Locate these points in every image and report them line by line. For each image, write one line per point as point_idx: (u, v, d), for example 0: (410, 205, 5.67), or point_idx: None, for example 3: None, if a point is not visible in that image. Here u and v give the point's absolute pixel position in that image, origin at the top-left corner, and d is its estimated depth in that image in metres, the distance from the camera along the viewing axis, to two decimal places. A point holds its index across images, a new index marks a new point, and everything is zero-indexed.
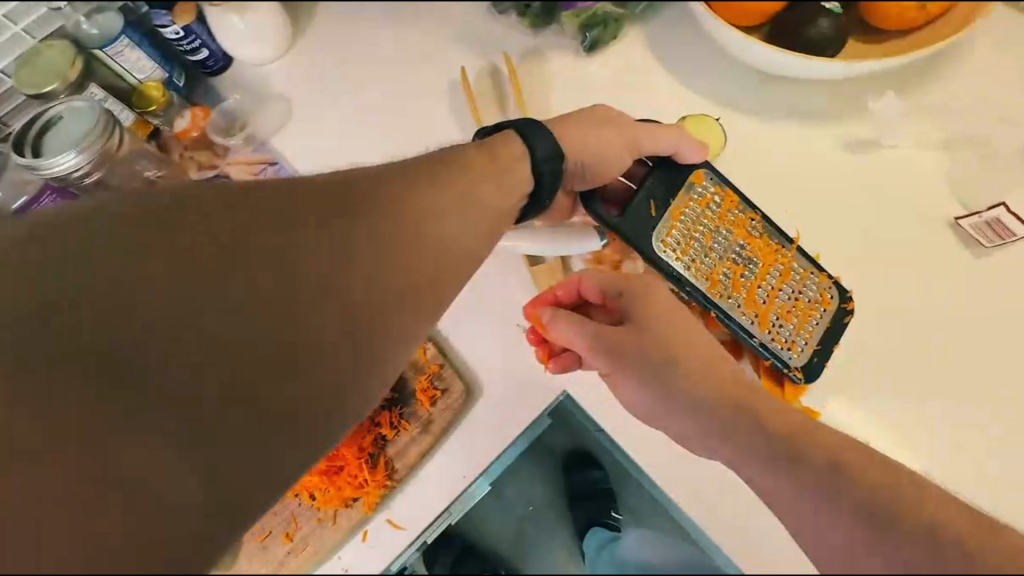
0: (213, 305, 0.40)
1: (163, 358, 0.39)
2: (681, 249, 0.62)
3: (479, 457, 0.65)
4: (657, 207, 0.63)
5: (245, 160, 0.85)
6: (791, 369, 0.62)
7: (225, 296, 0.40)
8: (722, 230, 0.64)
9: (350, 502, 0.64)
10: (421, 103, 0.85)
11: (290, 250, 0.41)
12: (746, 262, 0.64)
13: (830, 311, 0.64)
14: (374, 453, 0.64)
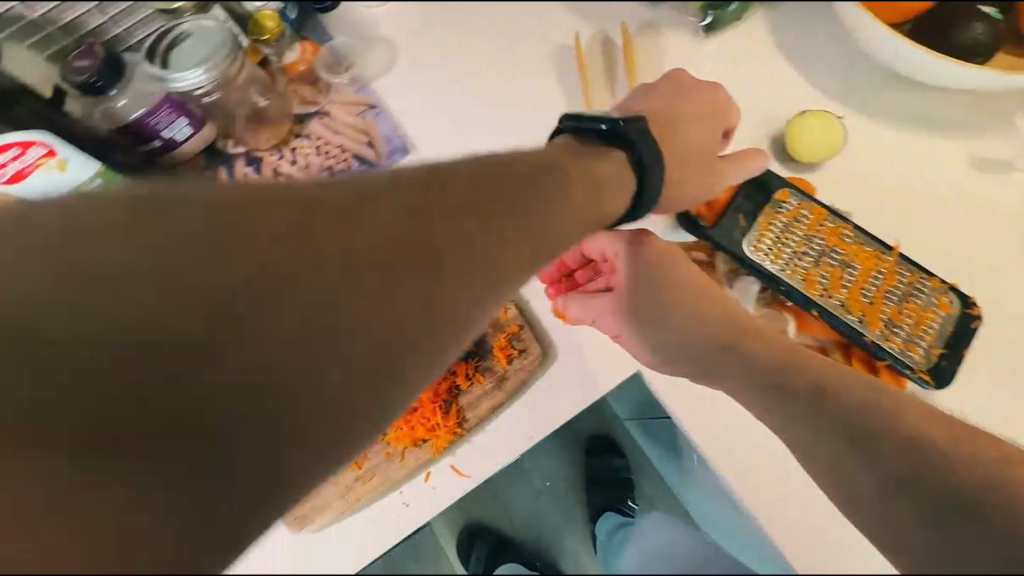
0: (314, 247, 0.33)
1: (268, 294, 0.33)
2: (773, 259, 0.61)
3: (547, 420, 0.67)
4: (746, 218, 0.62)
5: (347, 100, 0.86)
6: (916, 370, 0.58)
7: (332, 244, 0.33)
8: (813, 239, 0.61)
9: (419, 443, 0.66)
10: (526, 64, 0.84)
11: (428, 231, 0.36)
12: (844, 267, 0.60)
13: (950, 315, 0.59)
14: (448, 399, 0.66)
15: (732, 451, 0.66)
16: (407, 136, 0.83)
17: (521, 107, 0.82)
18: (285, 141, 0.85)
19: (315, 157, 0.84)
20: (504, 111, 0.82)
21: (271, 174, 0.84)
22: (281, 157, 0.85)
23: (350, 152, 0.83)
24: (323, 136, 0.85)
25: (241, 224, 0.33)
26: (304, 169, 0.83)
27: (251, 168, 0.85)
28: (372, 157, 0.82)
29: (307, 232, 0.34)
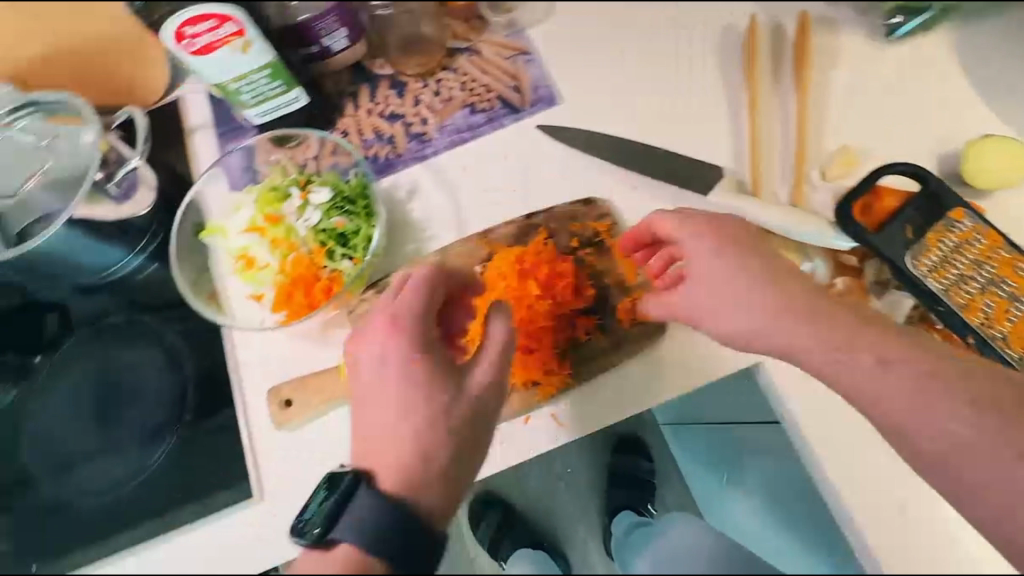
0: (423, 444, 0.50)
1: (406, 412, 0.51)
2: (936, 273, 0.59)
3: (655, 392, 0.66)
4: (913, 232, 0.61)
5: (500, 42, 0.86)
6: None
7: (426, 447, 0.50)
8: (985, 263, 0.59)
9: (528, 386, 0.65)
10: (687, 39, 0.82)
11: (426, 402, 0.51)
12: (1016, 299, 0.57)
13: None
14: (565, 350, 0.65)
15: (841, 464, 0.63)
16: (554, 88, 0.82)
17: (676, 81, 0.80)
18: (431, 71, 0.85)
19: (459, 92, 0.83)
20: (657, 82, 0.80)
21: (413, 100, 0.84)
22: (425, 86, 0.85)
23: (496, 93, 0.83)
24: (469, 72, 0.84)
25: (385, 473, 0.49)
26: (447, 102, 0.83)
27: (394, 92, 0.85)
28: (517, 102, 0.82)
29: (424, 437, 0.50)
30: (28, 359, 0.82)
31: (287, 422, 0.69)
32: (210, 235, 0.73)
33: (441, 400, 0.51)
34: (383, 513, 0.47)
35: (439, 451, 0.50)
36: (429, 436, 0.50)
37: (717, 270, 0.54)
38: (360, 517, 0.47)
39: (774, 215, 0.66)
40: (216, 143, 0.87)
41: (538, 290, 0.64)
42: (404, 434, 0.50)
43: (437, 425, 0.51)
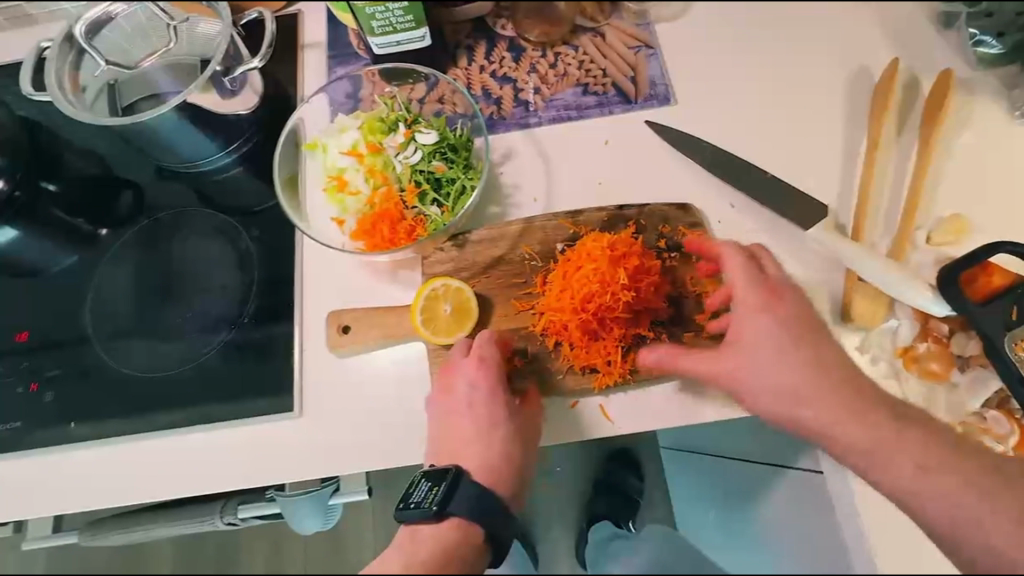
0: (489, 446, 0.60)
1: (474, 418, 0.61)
2: None
3: (709, 409, 0.65)
4: (1019, 313, 0.60)
5: (626, 30, 0.84)
6: None
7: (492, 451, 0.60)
8: None
9: (585, 370, 0.66)
10: (817, 70, 0.80)
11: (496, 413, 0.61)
12: None
13: None
14: (630, 344, 0.66)
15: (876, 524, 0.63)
16: (671, 88, 0.81)
17: (796, 110, 0.78)
18: (552, 43, 0.85)
19: (575, 69, 0.83)
20: (777, 105, 0.79)
21: (527, 67, 0.84)
22: (543, 56, 0.84)
23: (611, 79, 0.82)
24: (589, 52, 0.84)
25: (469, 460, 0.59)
26: (561, 77, 0.83)
27: (511, 54, 0.85)
28: (632, 93, 0.81)
29: (486, 440, 0.60)
30: (106, 228, 0.85)
31: (342, 347, 0.70)
32: (312, 150, 0.75)
33: (502, 429, 0.61)
34: (489, 504, 0.56)
35: (513, 452, 0.60)
36: (486, 454, 0.59)
37: (773, 338, 0.57)
38: (466, 499, 0.55)
39: (871, 264, 0.65)
40: (326, 65, 0.87)
41: (624, 280, 0.64)
42: (470, 442, 0.60)
43: (495, 428, 0.61)
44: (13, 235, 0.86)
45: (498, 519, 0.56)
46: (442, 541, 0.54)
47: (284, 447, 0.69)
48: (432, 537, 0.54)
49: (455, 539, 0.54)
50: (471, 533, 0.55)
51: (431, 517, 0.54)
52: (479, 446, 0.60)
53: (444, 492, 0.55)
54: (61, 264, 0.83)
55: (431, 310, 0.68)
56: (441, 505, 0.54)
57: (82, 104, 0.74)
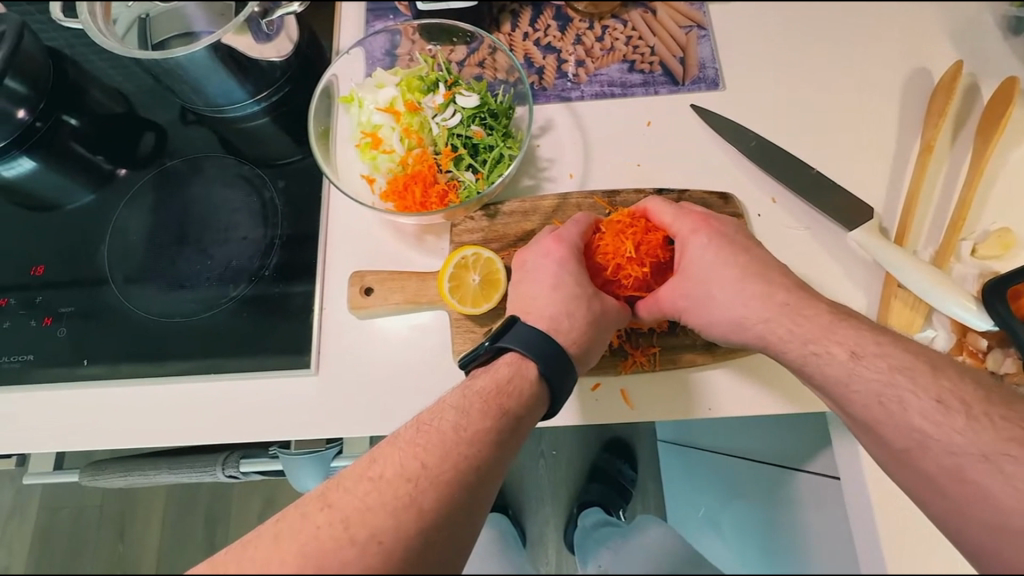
0: (556, 300, 0.60)
1: (545, 273, 0.61)
2: None
3: (733, 407, 0.64)
4: None
5: (679, 8, 0.81)
6: None
7: (553, 306, 0.59)
8: None
9: (611, 352, 0.65)
10: (873, 66, 0.77)
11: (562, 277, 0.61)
12: None
13: None
14: (656, 332, 0.65)
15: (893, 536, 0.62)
16: (720, 72, 0.78)
17: (849, 106, 0.76)
18: (600, 15, 0.82)
19: (622, 44, 0.80)
20: (829, 99, 0.76)
21: (573, 38, 0.81)
22: (590, 28, 0.81)
23: (659, 58, 0.79)
24: (638, 27, 0.81)
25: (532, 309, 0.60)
26: (607, 51, 0.80)
27: (556, 23, 0.82)
28: (679, 75, 0.78)
29: (557, 291, 0.60)
30: (124, 168, 0.83)
31: (364, 308, 0.68)
32: (348, 103, 0.73)
33: (567, 288, 0.60)
34: (542, 340, 0.56)
35: (578, 309, 0.59)
36: (555, 303, 0.59)
37: (707, 256, 0.60)
38: (524, 335, 0.56)
39: (910, 273, 0.63)
40: (364, 19, 0.85)
41: (633, 253, 0.63)
42: (541, 300, 0.60)
43: (562, 286, 0.60)
44: (30, 167, 0.84)
45: (557, 365, 0.56)
46: (498, 372, 0.55)
47: (297, 404, 0.68)
48: (494, 372, 0.55)
49: (510, 372, 0.55)
50: (526, 368, 0.56)
51: (491, 352, 0.57)
52: (547, 295, 0.60)
53: (500, 328, 0.58)
54: (76, 200, 0.81)
55: (458, 278, 0.65)
56: (494, 339, 0.57)
57: (113, 33, 0.72)
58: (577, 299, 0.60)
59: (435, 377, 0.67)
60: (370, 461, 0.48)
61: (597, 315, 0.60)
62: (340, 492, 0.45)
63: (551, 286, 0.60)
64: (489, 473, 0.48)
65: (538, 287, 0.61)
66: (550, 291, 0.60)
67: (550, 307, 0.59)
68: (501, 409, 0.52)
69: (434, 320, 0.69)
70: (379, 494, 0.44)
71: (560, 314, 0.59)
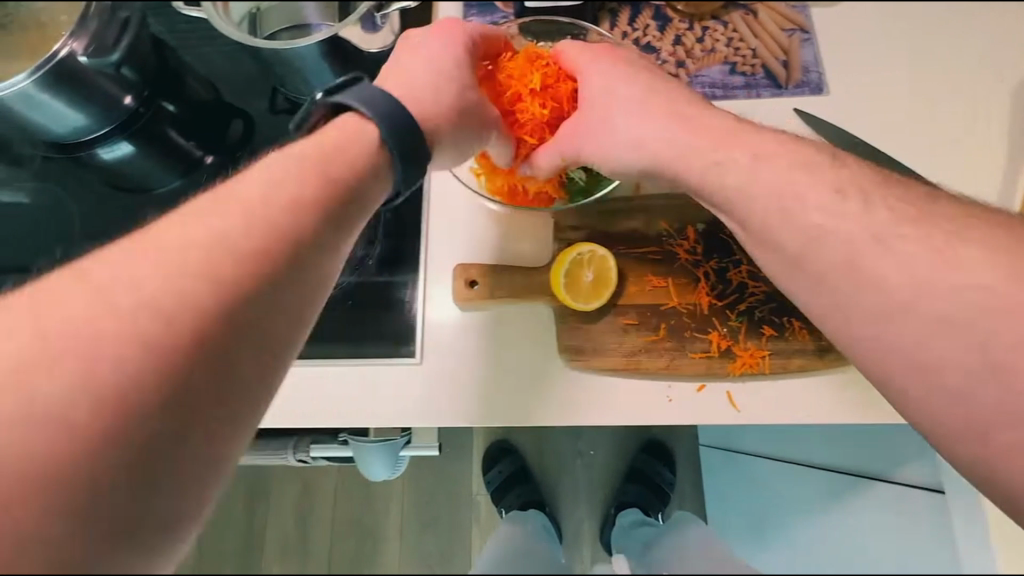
0: (420, 79, 0.53)
1: (431, 49, 0.56)
2: None
3: (843, 415, 0.64)
4: None
5: (781, 10, 0.81)
6: None
7: (418, 85, 0.53)
8: None
9: (720, 353, 0.65)
10: (984, 74, 0.76)
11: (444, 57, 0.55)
12: None
13: None
14: (764, 334, 0.65)
15: None
16: (824, 77, 0.77)
17: (957, 113, 0.75)
18: (700, 15, 0.82)
19: (723, 45, 0.80)
20: (936, 108, 0.75)
21: (673, 38, 0.81)
22: (690, 29, 0.81)
23: (761, 61, 0.78)
24: (739, 28, 0.80)
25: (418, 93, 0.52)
26: (707, 52, 0.80)
27: (656, 23, 0.82)
28: (781, 78, 0.77)
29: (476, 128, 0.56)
30: (213, 155, 0.86)
31: (470, 301, 0.69)
32: None
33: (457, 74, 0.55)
34: (395, 106, 0.48)
35: (449, 85, 0.54)
36: (439, 85, 0.53)
37: (635, 86, 0.59)
38: (368, 96, 0.47)
39: None
40: (462, 14, 0.85)
41: (536, 85, 0.63)
42: (414, 72, 0.54)
43: (444, 63, 0.55)
44: (129, 151, 0.85)
45: (406, 140, 0.47)
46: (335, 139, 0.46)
47: (398, 392, 0.68)
48: (335, 131, 0.46)
49: (342, 140, 0.46)
50: (363, 134, 0.46)
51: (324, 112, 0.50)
52: (423, 82, 0.53)
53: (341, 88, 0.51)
54: (166, 185, 0.85)
55: (572, 276, 0.67)
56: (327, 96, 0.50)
57: (228, 18, 0.75)
58: (444, 78, 0.54)
59: (539, 372, 0.67)
60: (257, 254, 0.38)
61: (469, 97, 0.55)
62: (220, 288, 0.36)
63: (435, 69, 0.54)
64: (324, 259, 0.42)
65: (418, 58, 0.55)
66: (428, 77, 0.53)
67: (418, 93, 0.52)
68: (317, 180, 0.43)
69: (537, 314, 0.69)
70: (114, 327, 0.35)
71: (415, 100, 0.51)
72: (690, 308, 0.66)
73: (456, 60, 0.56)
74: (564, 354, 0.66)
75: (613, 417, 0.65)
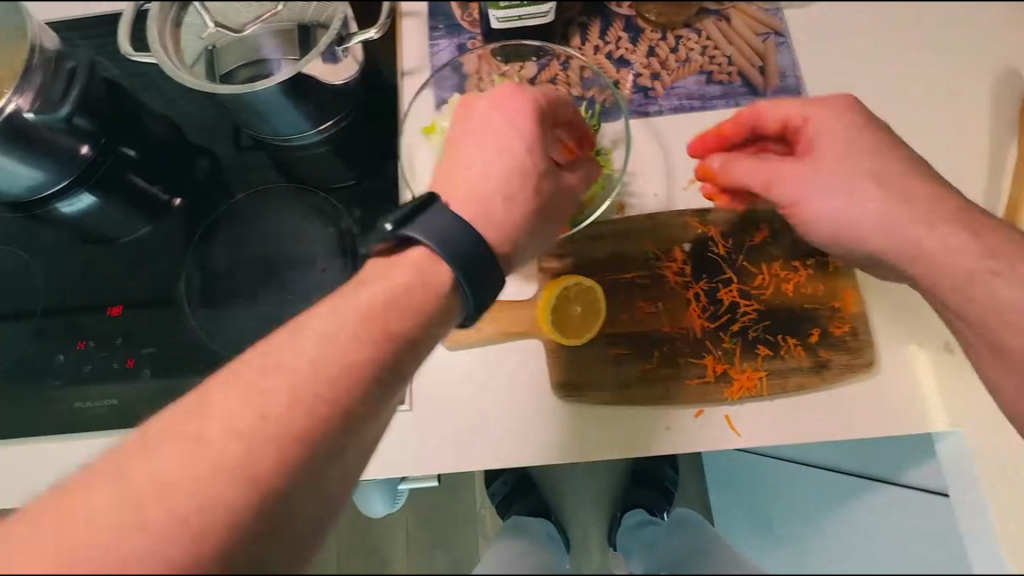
0: (496, 205, 0.51)
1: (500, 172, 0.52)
2: None
3: (845, 431, 0.62)
4: None
5: (755, 15, 0.79)
6: None
7: (514, 215, 0.51)
8: None
9: (716, 377, 0.63)
10: (958, 70, 0.75)
11: (505, 167, 0.52)
12: None
13: None
14: (761, 355, 0.63)
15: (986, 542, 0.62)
16: (803, 80, 0.76)
17: (935, 111, 0.74)
18: (672, 24, 0.80)
19: (698, 53, 0.78)
20: (917, 105, 0.74)
21: (646, 49, 0.79)
22: (663, 39, 0.79)
23: (738, 68, 0.77)
24: (712, 34, 0.79)
25: (495, 205, 0.51)
26: (682, 63, 0.78)
27: (627, 35, 0.80)
28: (760, 85, 0.76)
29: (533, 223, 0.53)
30: (181, 197, 0.82)
31: (458, 340, 0.67)
32: (430, 134, 0.68)
33: (475, 158, 0.52)
34: (462, 235, 0.46)
35: (524, 180, 0.53)
36: (499, 176, 0.52)
37: (837, 143, 0.56)
38: (440, 222, 0.46)
39: None
40: (427, 37, 0.83)
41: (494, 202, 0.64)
42: (470, 177, 0.52)
43: (512, 173, 0.52)
44: (91, 203, 0.82)
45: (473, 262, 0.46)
46: (415, 270, 0.45)
47: (388, 442, 0.65)
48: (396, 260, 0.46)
49: (409, 277, 0.45)
50: (422, 261, 0.46)
51: (393, 241, 0.47)
52: (520, 220, 0.51)
53: (414, 210, 0.47)
54: (130, 233, 0.81)
55: (559, 309, 0.66)
56: (399, 222, 0.46)
57: (189, 67, 0.71)
58: (492, 178, 0.52)
59: (532, 406, 0.65)
60: None
61: (477, 170, 0.52)
62: None
63: (509, 183, 0.52)
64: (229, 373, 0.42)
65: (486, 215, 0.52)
66: (520, 204, 0.52)
67: (518, 230, 0.51)
68: None
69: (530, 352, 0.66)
70: None
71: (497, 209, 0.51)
72: (683, 332, 0.65)
73: (498, 136, 0.53)
74: (558, 390, 0.64)
75: (611, 449, 0.64)
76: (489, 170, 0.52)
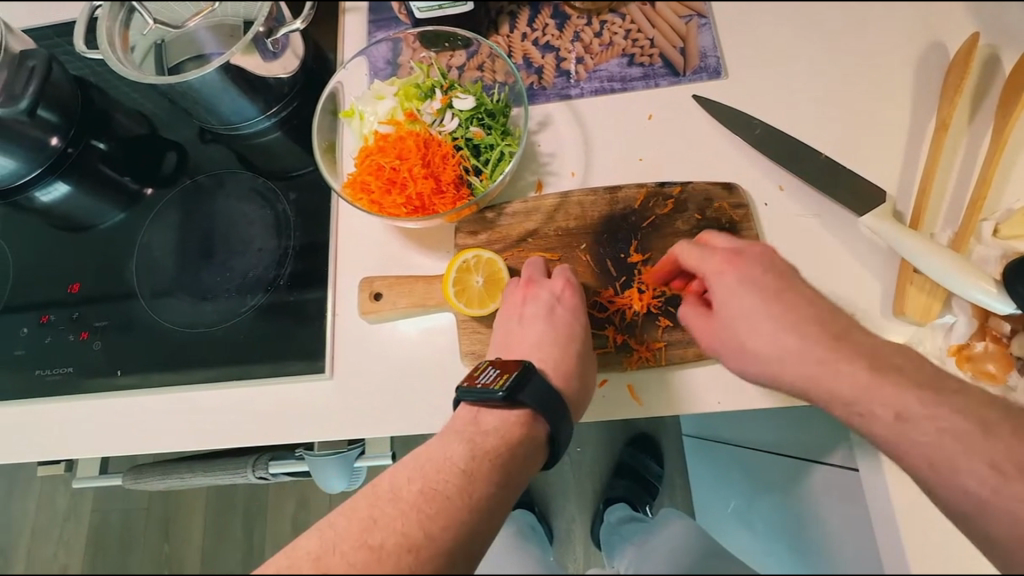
0: (503, 333, 0.66)
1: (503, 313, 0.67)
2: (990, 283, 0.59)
3: (747, 401, 0.63)
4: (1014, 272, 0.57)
5: None
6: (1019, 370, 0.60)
7: (570, 366, 0.61)
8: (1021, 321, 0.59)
9: (617, 347, 0.65)
10: (882, 46, 0.75)
11: (515, 319, 0.65)
12: None
13: None
14: (662, 327, 0.65)
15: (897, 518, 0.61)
16: (722, 61, 0.77)
17: (856, 86, 0.74)
18: (598, 10, 0.81)
19: (620, 37, 0.79)
20: (836, 82, 0.74)
21: (572, 35, 0.81)
22: (588, 24, 0.81)
23: (659, 50, 0.78)
24: (636, 18, 0.80)
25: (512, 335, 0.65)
26: (606, 47, 0.79)
27: (554, 22, 0.82)
28: (679, 65, 0.77)
29: (558, 357, 0.61)
30: (146, 185, 0.87)
31: (374, 314, 0.70)
32: (348, 117, 0.74)
33: (537, 334, 0.63)
34: (557, 403, 0.56)
35: (569, 345, 0.62)
36: (549, 351, 0.61)
37: (740, 300, 0.55)
38: (535, 389, 0.56)
39: (911, 248, 0.61)
40: (367, 31, 0.87)
41: (394, 178, 0.67)
42: (522, 344, 0.64)
43: (559, 338, 0.62)
44: (65, 191, 0.89)
45: (560, 416, 0.56)
46: (508, 428, 0.54)
47: (311, 405, 0.70)
48: (497, 422, 0.55)
49: (496, 442, 0.52)
50: (510, 429, 0.54)
51: (499, 403, 0.55)
52: (554, 360, 0.61)
53: (512, 380, 0.56)
54: (109, 219, 0.86)
55: (463, 282, 0.69)
56: (511, 391, 0.55)
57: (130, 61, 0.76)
58: (560, 345, 0.62)
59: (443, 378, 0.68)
60: None
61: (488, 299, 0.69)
62: None
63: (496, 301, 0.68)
64: None
65: (484, 382, 0.57)
66: (518, 329, 0.64)
67: (567, 378, 0.60)
68: None
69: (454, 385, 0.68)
70: None
71: (512, 345, 0.64)
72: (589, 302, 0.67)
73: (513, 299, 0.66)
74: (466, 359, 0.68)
75: None
76: (515, 314, 0.66)
